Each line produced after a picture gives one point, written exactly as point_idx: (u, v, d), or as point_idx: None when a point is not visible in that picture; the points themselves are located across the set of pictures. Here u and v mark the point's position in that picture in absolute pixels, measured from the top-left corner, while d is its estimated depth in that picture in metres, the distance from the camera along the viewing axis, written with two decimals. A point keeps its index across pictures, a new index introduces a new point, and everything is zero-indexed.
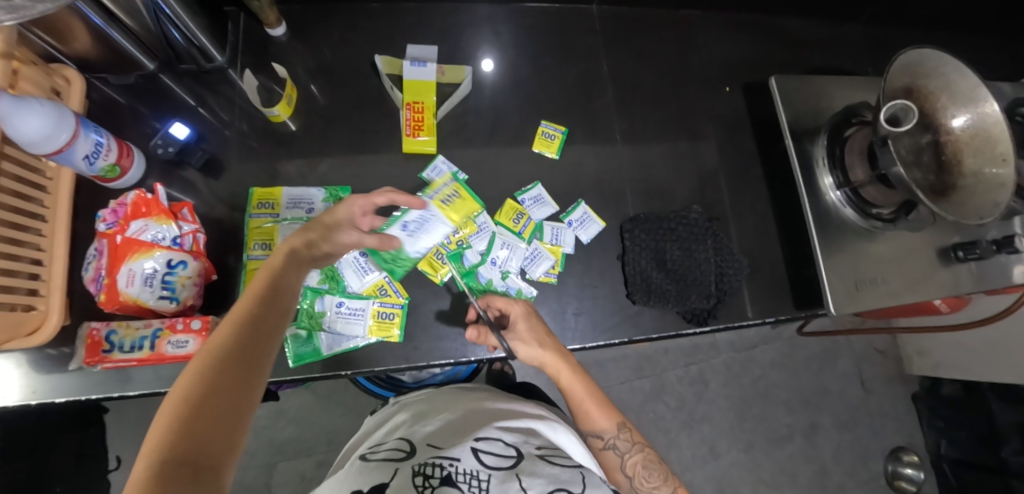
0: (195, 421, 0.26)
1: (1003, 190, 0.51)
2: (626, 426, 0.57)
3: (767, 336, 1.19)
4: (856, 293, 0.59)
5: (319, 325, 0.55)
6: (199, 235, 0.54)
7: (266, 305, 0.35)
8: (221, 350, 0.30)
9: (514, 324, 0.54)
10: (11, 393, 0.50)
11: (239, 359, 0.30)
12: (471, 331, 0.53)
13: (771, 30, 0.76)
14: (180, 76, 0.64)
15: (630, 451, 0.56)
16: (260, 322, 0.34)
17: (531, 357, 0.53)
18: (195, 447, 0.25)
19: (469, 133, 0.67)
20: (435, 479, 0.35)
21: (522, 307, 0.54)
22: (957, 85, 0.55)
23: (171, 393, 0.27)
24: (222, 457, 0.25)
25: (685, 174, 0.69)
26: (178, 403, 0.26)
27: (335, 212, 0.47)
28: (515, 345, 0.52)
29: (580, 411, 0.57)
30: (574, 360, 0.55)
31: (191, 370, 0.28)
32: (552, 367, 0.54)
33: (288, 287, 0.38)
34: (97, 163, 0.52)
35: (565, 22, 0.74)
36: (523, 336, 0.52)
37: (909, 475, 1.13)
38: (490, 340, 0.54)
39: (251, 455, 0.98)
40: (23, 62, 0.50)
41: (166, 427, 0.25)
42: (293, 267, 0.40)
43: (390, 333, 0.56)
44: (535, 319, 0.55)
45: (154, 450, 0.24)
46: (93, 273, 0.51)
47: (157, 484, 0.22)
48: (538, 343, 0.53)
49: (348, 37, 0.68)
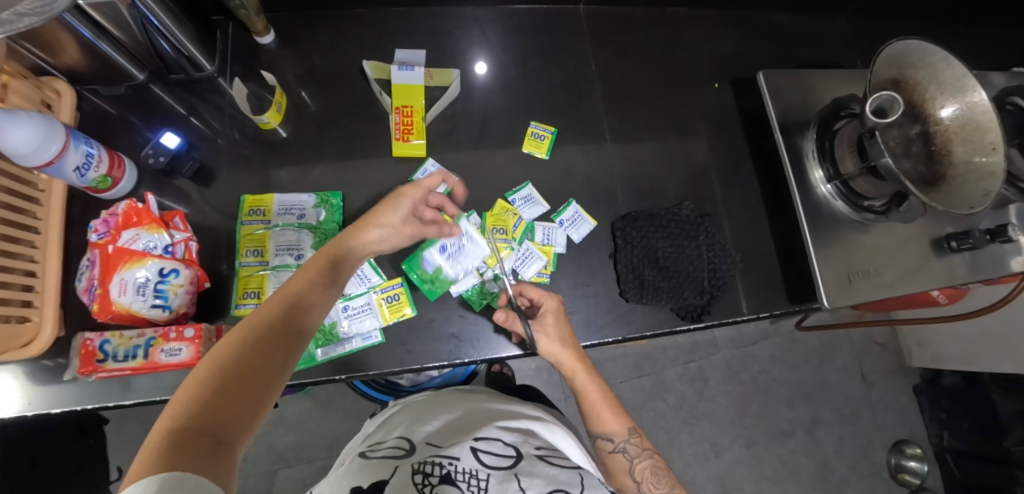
0: (221, 396, 0.26)
1: (994, 179, 0.50)
2: (637, 431, 0.57)
3: (765, 331, 1.19)
4: (849, 285, 0.59)
5: (333, 335, 0.55)
6: (191, 243, 0.55)
7: (306, 300, 0.36)
8: (260, 331, 0.31)
9: (544, 316, 0.54)
10: (7, 405, 0.50)
11: (273, 345, 0.31)
12: (500, 313, 0.54)
13: (759, 25, 0.77)
14: (170, 86, 0.65)
15: (639, 456, 0.56)
16: (298, 313, 0.35)
17: (549, 353, 0.54)
18: (214, 421, 0.25)
19: (458, 136, 0.67)
20: (435, 478, 0.35)
21: (556, 302, 0.54)
22: (945, 75, 0.55)
23: (202, 365, 0.28)
24: (237, 437, 0.25)
25: (675, 171, 0.69)
26: (212, 376, 0.27)
27: (396, 207, 0.48)
28: (541, 337, 0.53)
29: (590, 413, 0.57)
30: (589, 363, 0.56)
31: (226, 346, 0.29)
32: (567, 366, 0.55)
33: (329, 288, 0.39)
34: (88, 175, 0.52)
35: (553, 23, 0.74)
36: (549, 332, 0.54)
37: (912, 467, 1.13)
38: (516, 326, 0.55)
39: (252, 462, 0.98)
40: (12, 75, 0.50)
41: (194, 396, 0.26)
42: (334, 269, 0.41)
43: (404, 312, 0.58)
44: (563, 316, 0.55)
45: (179, 415, 0.24)
46: (86, 284, 0.51)
47: (176, 453, 0.22)
48: (560, 341, 0.54)
49: (336, 44, 0.69)
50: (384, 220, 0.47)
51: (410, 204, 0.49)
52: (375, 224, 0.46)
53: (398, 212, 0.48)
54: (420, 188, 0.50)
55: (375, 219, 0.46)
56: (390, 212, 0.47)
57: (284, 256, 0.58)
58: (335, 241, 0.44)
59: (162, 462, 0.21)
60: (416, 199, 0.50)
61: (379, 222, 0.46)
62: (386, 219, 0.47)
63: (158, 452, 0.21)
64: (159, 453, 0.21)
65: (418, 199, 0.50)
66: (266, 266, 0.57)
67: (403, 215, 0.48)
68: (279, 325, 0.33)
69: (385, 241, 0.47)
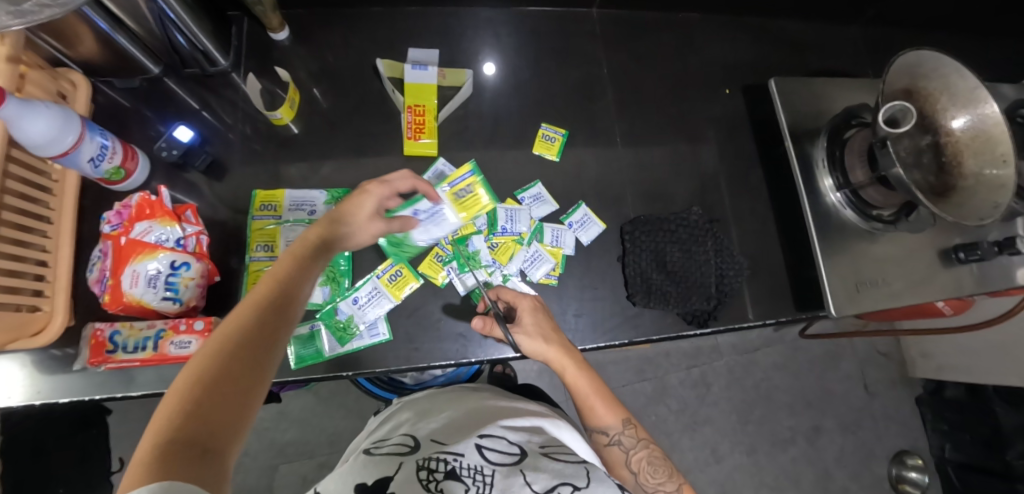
0: (205, 408, 0.26)
1: (1004, 191, 0.51)
2: (631, 422, 0.57)
3: (769, 338, 1.18)
4: (856, 294, 0.59)
5: (350, 328, 0.56)
6: (202, 237, 0.55)
7: (284, 303, 0.36)
8: (235, 341, 0.31)
9: (520, 317, 0.55)
10: (15, 393, 0.51)
11: (252, 352, 0.31)
12: (477, 320, 0.54)
13: (771, 32, 0.77)
14: (184, 79, 0.65)
15: (635, 447, 0.56)
16: (274, 316, 0.34)
17: (534, 352, 0.54)
18: (202, 430, 0.25)
19: (469, 136, 0.67)
20: (440, 473, 0.36)
21: (530, 301, 0.56)
22: (957, 86, 0.55)
23: (182, 379, 0.28)
24: (226, 441, 0.25)
25: (685, 176, 0.69)
26: (189, 389, 0.27)
27: (360, 205, 0.49)
28: (521, 337, 0.53)
29: (584, 407, 0.58)
30: (578, 356, 0.56)
31: (202, 360, 0.29)
32: (556, 362, 0.55)
33: (304, 286, 0.39)
34: (101, 166, 0.52)
35: (565, 26, 0.74)
36: (528, 330, 0.53)
37: (913, 478, 1.12)
38: (496, 331, 0.55)
39: (253, 457, 0.98)
40: (30, 66, 0.50)
41: (176, 410, 0.25)
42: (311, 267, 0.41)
43: (412, 279, 0.59)
44: (542, 312, 0.56)
45: (164, 430, 0.24)
46: (97, 275, 0.52)
47: (165, 465, 0.21)
48: (543, 338, 0.54)
49: (350, 41, 0.69)
50: (352, 216, 0.48)
51: (375, 201, 0.50)
52: (343, 221, 0.47)
53: (363, 210, 0.49)
54: (385, 187, 0.51)
55: (342, 215, 0.48)
56: (355, 210, 0.49)
57: None
58: (301, 240, 0.43)
59: (153, 473, 0.21)
60: (380, 196, 0.51)
61: (347, 218, 0.48)
62: (353, 216, 0.48)
63: (148, 464, 0.21)
64: (147, 466, 0.21)
65: (383, 196, 0.51)
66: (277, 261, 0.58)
67: (368, 213, 0.50)
68: (255, 328, 0.33)
69: (357, 239, 0.49)
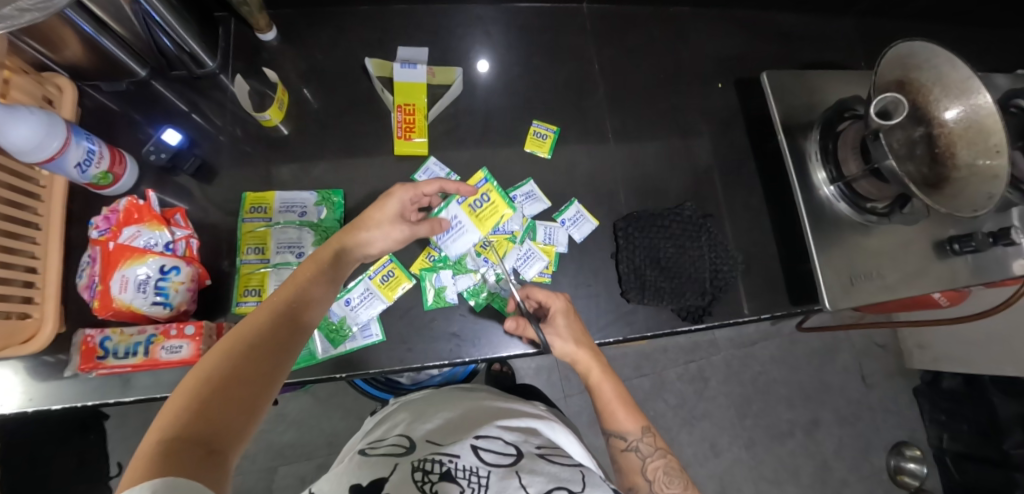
0: (212, 405, 0.26)
1: (996, 182, 0.50)
2: (650, 430, 0.57)
3: (766, 332, 1.19)
4: (850, 287, 0.59)
5: (343, 330, 0.55)
6: (192, 240, 0.55)
7: (297, 307, 0.36)
8: (244, 347, 0.30)
9: (554, 318, 0.54)
10: (8, 401, 0.51)
11: (263, 353, 0.31)
12: (510, 322, 0.54)
13: (763, 25, 0.76)
14: (171, 82, 0.64)
15: (652, 456, 0.55)
16: (287, 321, 0.35)
17: (562, 353, 0.55)
18: (207, 429, 0.25)
19: (461, 134, 0.67)
20: (435, 475, 0.35)
21: (564, 302, 0.55)
22: (950, 77, 0.55)
23: (194, 376, 0.28)
24: (231, 441, 0.25)
25: (678, 171, 0.69)
26: (199, 387, 0.27)
27: (383, 209, 0.49)
28: (554, 339, 0.54)
29: (605, 411, 0.58)
30: (605, 361, 0.56)
31: (213, 359, 0.29)
32: (583, 363, 0.55)
33: (320, 292, 0.39)
34: (89, 171, 0.52)
35: (556, 22, 0.74)
36: (562, 332, 0.54)
37: (911, 469, 1.13)
38: (529, 331, 0.56)
39: (252, 459, 0.98)
40: (13, 71, 0.50)
41: (184, 407, 0.25)
42: (329, 276, 0.42)
43: (404, 280, 0.59)
44: (573, 315, 0.56)
45: (171, 425, 0.24)
46: (87, 280, 0.51)
47: (169, 460, 0.21)
48: (574, 340, 0.54)
49: (339, 40, 0.69)
50: (372, 222, 0.48)
51: (398, 203, 0.50)
52: (363, 228, 0.48)
53: (386, 212, 0.50)
54: (408, 189, 0.51)
55: (363, 223, 0.48)
56: (377, 213, 0.49)
57: (285, 254, 0.58)
58: (323, 249, 0.44)
59: (157, 467, 0.21)
60: (404, 198, 0.51)
61: (367, 225, 0.48)
62: (374, 221, 0.48)
63: (152, 459, 0.21)
64: (152, 460, 0.21)
65: (407, 199, 0.51)
66: (267, 263, 0.57)
67: (391, 215, 0.50)
68: (268, 329, 0.33)
69: (379, 244, 0.49)
